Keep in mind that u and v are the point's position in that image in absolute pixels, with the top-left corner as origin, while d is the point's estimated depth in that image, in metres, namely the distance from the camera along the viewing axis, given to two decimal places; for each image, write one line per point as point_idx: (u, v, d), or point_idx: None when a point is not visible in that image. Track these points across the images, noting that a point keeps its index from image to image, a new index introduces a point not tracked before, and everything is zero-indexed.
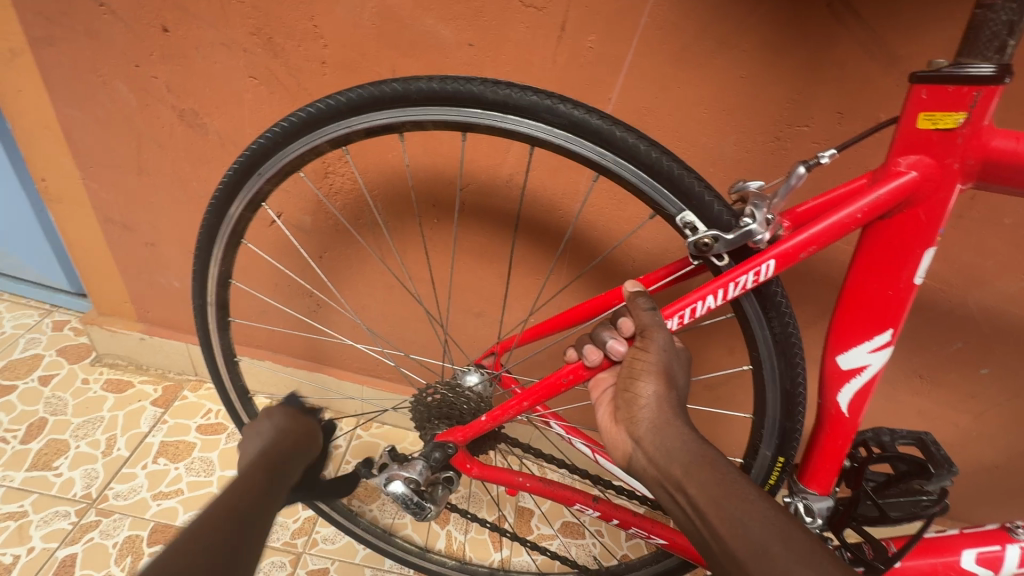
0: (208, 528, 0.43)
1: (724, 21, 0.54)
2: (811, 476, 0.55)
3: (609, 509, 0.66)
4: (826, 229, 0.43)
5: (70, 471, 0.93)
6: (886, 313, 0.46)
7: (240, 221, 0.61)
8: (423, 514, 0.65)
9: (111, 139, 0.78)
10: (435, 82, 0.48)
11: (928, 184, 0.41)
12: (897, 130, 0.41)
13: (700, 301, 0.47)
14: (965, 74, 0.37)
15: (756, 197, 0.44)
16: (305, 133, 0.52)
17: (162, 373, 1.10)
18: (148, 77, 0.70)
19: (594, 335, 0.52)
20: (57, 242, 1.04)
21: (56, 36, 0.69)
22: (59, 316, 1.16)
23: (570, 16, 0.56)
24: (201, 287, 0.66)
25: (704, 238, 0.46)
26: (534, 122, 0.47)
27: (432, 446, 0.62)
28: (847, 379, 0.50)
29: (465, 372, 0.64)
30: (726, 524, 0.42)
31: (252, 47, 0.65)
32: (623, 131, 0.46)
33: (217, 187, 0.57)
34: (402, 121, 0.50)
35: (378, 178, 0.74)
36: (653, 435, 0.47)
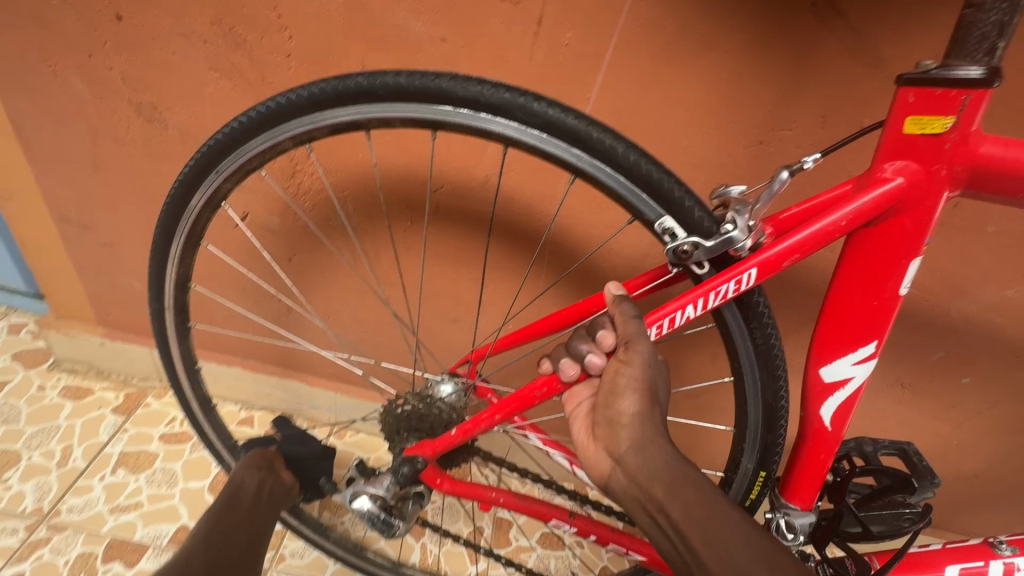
0: None
1: (706, 20, 0.52)
2: (792, 489, 0.53)
3: (587, 524, 0.64)
4: (810, 236, 0.40)
5: (21, 483, 0.88)
6: (870, 324, 0.44)
7: (203, 214, 0.56)
8: (392, 531, 0.62)
9: (64, 133, 0.73)
10: (403, 76, 0.45)
11: (915, 191, 0.39)
12: (884, 134, 0.40)
13: (680, 310, 0.45)
14: (953, 77, 0.35)
15: (738, 203, 0.42)
16: (265, 128, 0.49)
17: (125, 379, 1.05)
18: (102, 68, 0.66)
19: (571, 347, 0.48)
20: (12, 241, 0.99)
21: (2, 22, 0.65)
22: (16, 319, 1.11)
23: (546, 11, 0.54)
24: (158, 291, 0.62)
25: (684, 244, 0.43)
26: (507, 120, 0.44)
27: (401, 460, 0.58)
28: (830, 392, 0.48)
29: (437, 383, 0.60)
30: (714, 551, 0.40)
31: (212, 38, 0.61)
32: (600, 131, 0.43)
33: (174, 183, 0.54)
34: (368, 118, 0.47)
35: (349, 178, 0.71)
36: (635, 453, 0.45)
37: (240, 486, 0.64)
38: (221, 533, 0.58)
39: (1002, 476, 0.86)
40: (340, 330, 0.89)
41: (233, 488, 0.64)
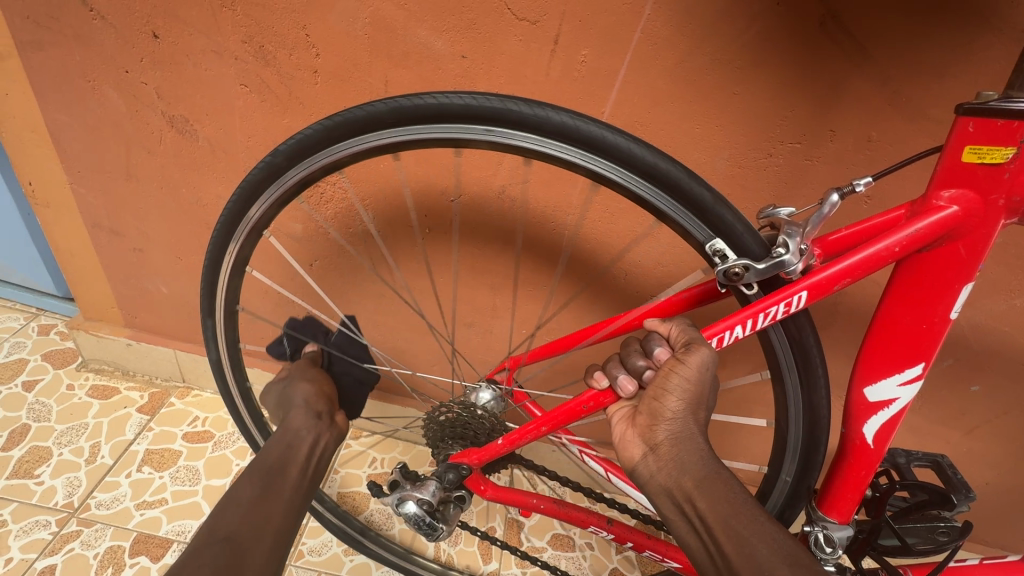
0: (207, 540, 0.49)
1: (717, 38, 0.54)
2: (830, 503, 0.55)
3: (625, 531, 0.65)
4: (862, 261, 0.42)
5: (52, 479, 0.92)
6: (917, 347, 0.46)
7: (256, 224, 0.59)
8: (434, 535, 0.64)
9: (99, 144, 0.77)
10: (516, 103, 0.46)
11: (971, 219, 0.40)
12: (941, 162, 0.41)
13: (729, 330, 0.47)
14: (1014, 109, 0.37)
15: (789, 226, 0.44)
16: (353, 137, 0.50)
17: (149, 379, 1.09)
18: (137, 83, 0.69)
19: (627, 363, 0.50)
20: (44, 246, 1.03)
21: (45, 40, 0.69)
22: (46, 320, 1.15)
23: (564, 30, 0.56)
24: (210, 298, 0.64)
25: (736, 266, 0.45)
26: (589, 154, 0.46)
27: (447, 467, 0.61)
28: (875, 411, 0.49)
29: (476, 390, 0.64)
30: (734, 543, 0.42)
31: (243, 55, 0.64)
32: (661, 159, 0.45)
33: (236, 190, 0.56)
34: (462, 139, 0.48)
35: (371, 188, 0.74)
36: (672, 446, 0.46)
37: (292, 443, 0.62)
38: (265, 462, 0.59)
39: (1013, 484, 0.86)
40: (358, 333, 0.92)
41: (287, 445, 0.61)
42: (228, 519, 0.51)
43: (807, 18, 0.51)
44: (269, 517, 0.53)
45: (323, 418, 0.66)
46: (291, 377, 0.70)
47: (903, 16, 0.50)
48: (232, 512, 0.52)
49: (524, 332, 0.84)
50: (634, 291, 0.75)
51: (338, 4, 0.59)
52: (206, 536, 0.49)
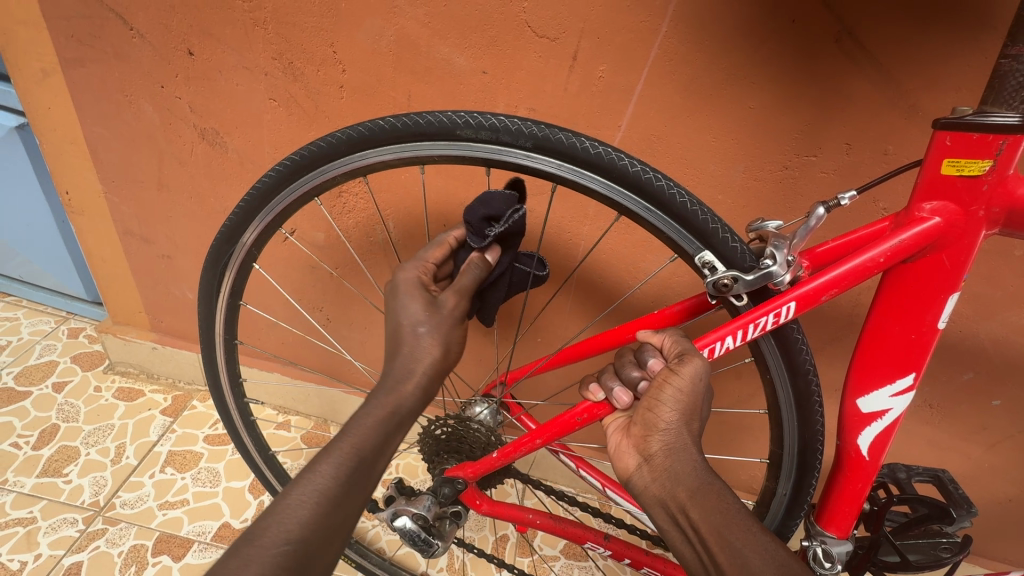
0: (272, 542, 0.41)
1: (733, 53, 0.55)
2: (828, 517, 0.55)
3: (621, 547, 0.67)
4: (849, 272, 0.43)
5: (80, 478, 0.95)
6: (908, 357, 0.46)
7: (252, 248, 0.64)
8: (431, 550, 0.64)
9: (133, 155, 0.80)
10: (501, 118, 0.49)
11: (953, 230, 0.42)
12: (921, 175, 0.42)
13: (720, 341, 0.48)
14: (990, 123, 0.38)
15: (777, 238, 0.45)
16: (351, 151, 0.54)
17: (173, 382, 1.12)
18: (171, 97, 0.73)
19: (622, 374, 0.51)
20: (76, 252, 1.07)
21: (87, 57, 0.72)
22: (75, 324, 1.19)
23: (582, 47, 0.58)
24: (209, 319, 0.69)
25: (724, 278, 0.47)
26: (564, 163, 0.48)
27: (442, 481, 0.62)
28: (869, 422, 0.50)
29: (472, 404, 0.66)
30: (727, 554, 0.42)
31: (273, 71, 0.67)
32: (652, 173, 0.47)
33: (231, 216, 0.61)
34: (455, 153, 0.51)
35: (391, 200, 0.76)
36: (666, 456, 0.47)
37: (391, 429, 0.51)
38: (354, 443, 0.48)
39: None
40: (376, 340, 0.94)
41: (387, 428, 0.51)
42: (299, 518, 0.43)
43: (821, 35, 0.52)
44: (344, 516, 0.46)
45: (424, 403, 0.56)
46: (438, 325, 0.54)
47: (918, 32, 0.51)
48: (305, 510, 0.43)
49: (537, 341, 0.85)
50: (649, 301, 0.75)
51: (365, 22, 0.61)
52: (270, 533, 0.41)
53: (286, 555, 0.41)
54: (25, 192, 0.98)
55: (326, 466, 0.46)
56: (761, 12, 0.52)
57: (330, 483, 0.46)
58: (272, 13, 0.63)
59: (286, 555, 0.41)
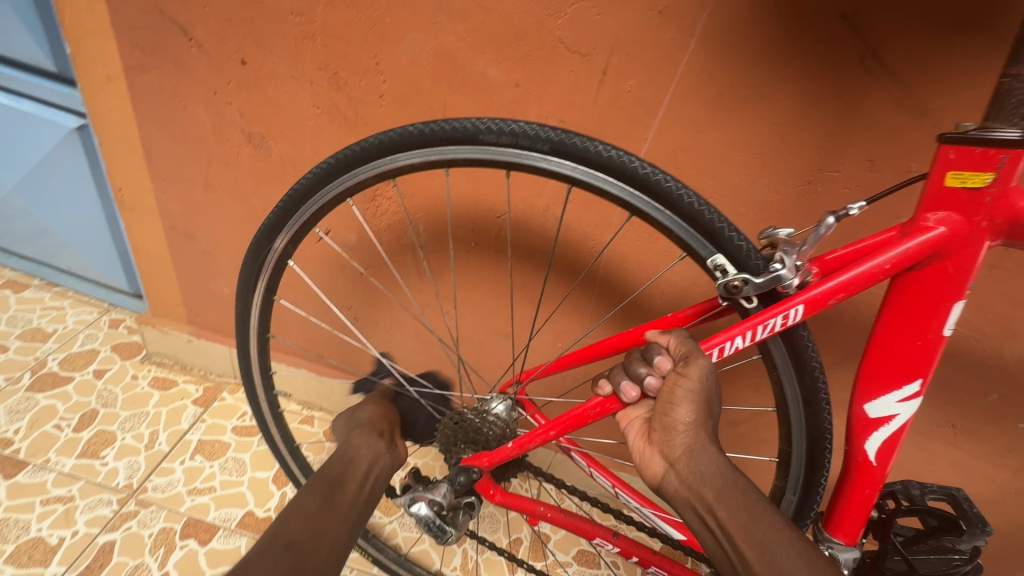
0: (273, 538, 0.54)
1: (758, 70, 0.57)
2: (836, 524, 0.56)
3: (629, 545, 0.67)
4: (855, 277, 0.45)
5: (115, 461, 0.99)
6: (915, 364, 0.48)
7: (281, 255, 0.68)
8: (444, 538, 0.65)
9: (183, 156, 0.85)
10: (530, 125, 0.52)
11: (957, 239, 0.43)
12: (927, 186, 0.44)
13: (729, 341, 0.49)
14: (992, 137, 0.40)
15: (786, 244, 0.47)
16: (387, 152, 0.57)
17: (204, 374, 1.16)
18: (223, 103, 0.78)
19: (629, 370, 0.52)
20: (122, 246, 1.12)
21: (148, 65, 0.78)
22: (116, 315, 1.25)
23: (612, 62, 0.61)
24: (245, 315, 0.73)
25: (735, 280, 0.49)
26: (585, 166, 0.51)
27: (457, 470, 0.64)
28: (875, 428, 0.51)
29: (490, 400, 0.67)
30: (754, 549, 0.44)
31: (319, 80, 0.71)
32: (668, 179, 0.49)
33: (271, 214, 0.65)
34: (484, 157, 0.54)
35: (423, 204, 0.79)
36: (688, 458, 0.48)
37: (353, 459, 0.66)
38: (331, 474, 0.63)
39: None
40: (400, 339, 0.97)
41: (347, 460, 0.66)
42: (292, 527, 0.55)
43: (845, 56, 0.54)
44: (333, 519, 0.59)
45: (385, 443, 0.70)
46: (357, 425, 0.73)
47: (941, 56, 0.52)
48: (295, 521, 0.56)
49: (558, 345, 0.87)
50: (669, 309, 0.77)
51: (406, 37, 0.65)
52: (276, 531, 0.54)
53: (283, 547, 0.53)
54: (80, 188, 1.04)
55: (309, 492, 0.60)
56: (786, 33, 0.55)
57: (314, 501, 0.59)
58: (322, 27, 0.67)
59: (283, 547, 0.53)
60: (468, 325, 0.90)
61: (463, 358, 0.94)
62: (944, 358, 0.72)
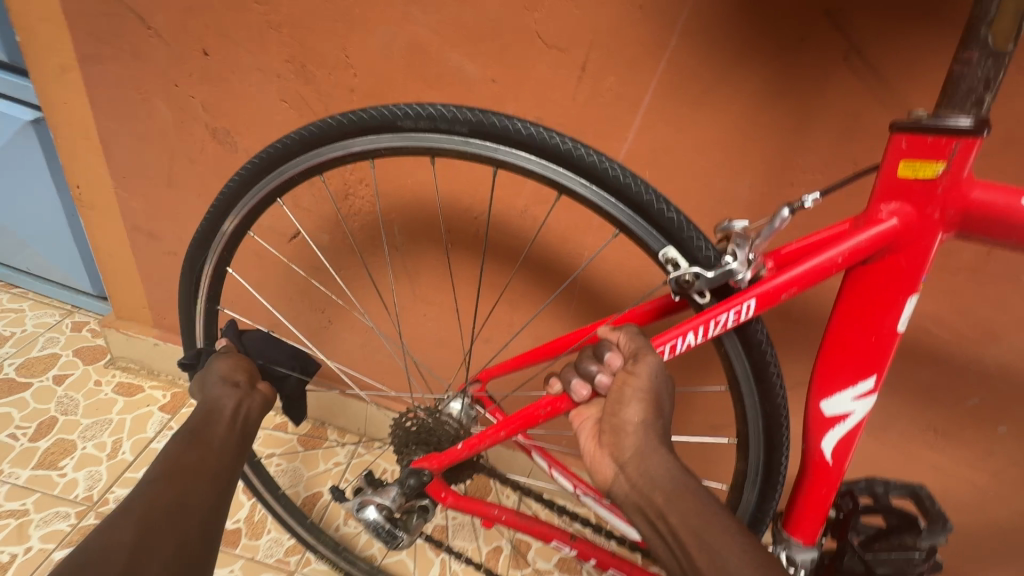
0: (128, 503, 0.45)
1: (740, 67, 0.55)
2: (794, 525, 0.55)
3: (587, 548, 0.65)
4: (808, 271, 0.43)
5: (74, 471, 0.94)
6: (870, 360, 0.46)
7: (231, 238, 0.63)
8: (395, 542, 0.64)
9: (144, 152, 0.81)
10: (446, 107, 0.49)
11: (910, 232, 0.42)
12: (879, 177, 0.42)
13: (681, 337, 0.48)
14: (944, 126, 0.38)
15: (739, 236, 0.44)
16: (325, 141, 0.53)
17: (172, 379, 1.11)
18: (185, 96, 0.74)
19: (580, 368, 0.50)
20: (83, 245, 1.07)
21: (105, 55, 0.74)
22: (79, 318, 1.19)
23: (591, 58, 0.58)
24: (190, 324, 0.69)
25: (686, 274, 0.46)
26: (527, 154, 0.49)
27: (408, 472, 0.61)
28: (831, 426, 0.50)
29: (447, 400, 0.63)
30: (704, 555, 0.41)
31: (286, 73, 0.68)
32: (617, 168, 0.47)
33: (210, 206, 0.60)
34: (416, 145, 0.51)
35: (399, 203, 0.75)
36: (638, 461, 0.46)
37: (214, 408, 0.55)
38: (187, 428, 0.53)
39: None
40: (375, 344, 0.93)
41: (207, 410, 0.55)
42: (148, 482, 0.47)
43: (828, 53, 0.53)
44: (198, 468, 0.50)
45: (246, 386, 0.58)
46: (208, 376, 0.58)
47: (924, 53, 0.51)
48: (149, 477, 0.47)
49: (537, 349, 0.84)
50: None
51: (377, 28, 0.62)
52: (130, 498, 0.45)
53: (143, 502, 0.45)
54: (37, 184, 0.99)
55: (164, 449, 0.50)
56: (768, 29, 0.53)
57: (172, 454, 0.50)
58: (288, 17, 0.64)
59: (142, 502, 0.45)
60: (445, 330, 0.87)
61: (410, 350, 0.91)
62: (926, 361, 0.72)
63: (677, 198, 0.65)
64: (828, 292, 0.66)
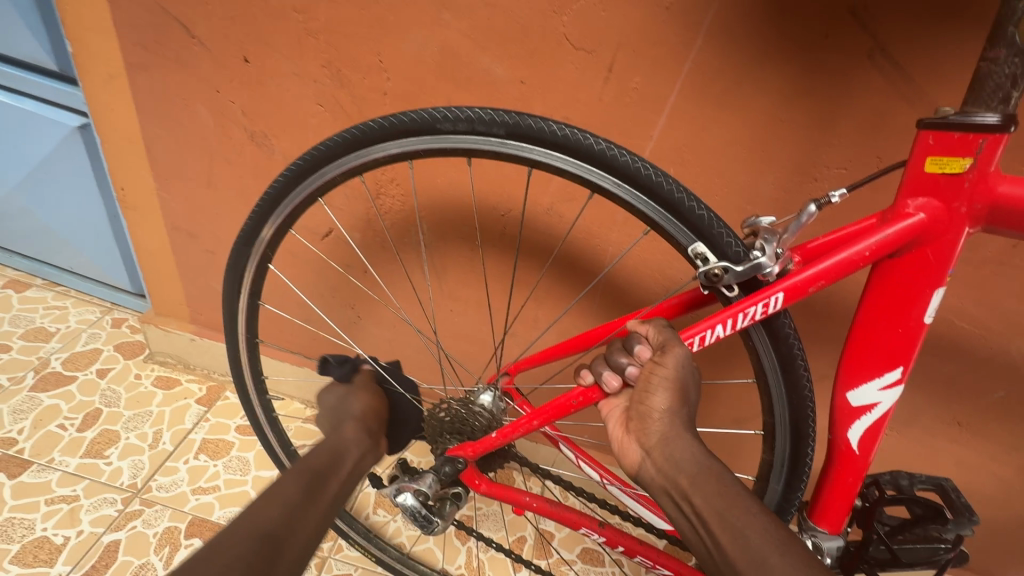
0: (244, 532, 0.47)
1: (764, 66, 0.57)
2: (820, 513, 0.56)
3: (616, 535, 0.66)
4: (835, 264, 0.45)
5: (119, 460, 0.99)
6: (897, 351, 0.47)
7: (270, 241, 0.66)
8: (430, 528, 0.65)
9: (186, 155, 0.85)
10: (485, 111, 0.52)
11: (936, 226, 0.43)
12: (906, 172, 0.44)
13: (710, 329, 0.49)
14: (971, 122, 0.40)
15: (767, 232, 0.46)
16: (364, 145, 0.56)
17: (208, 373, 1.16)
18: (226, 101, 0.77)
19: (611, 360, 0.52)
20: (124, 245, 1.12)
21: (150, 63, 0.78)
22: (118, 314, 1.24)
23: (617, 59, 0.60)
24: (233, 318, 0.72)
25: (715, 268, 0.48)
26: (561, 154, 0.51)
27: (443, 460, 0.64)
28: (858, 416, 0.51)
29: (478, 391, 0.66)
30: (727, 534, 0.43)
31: (322, 78, 0.71)
32: (647, 167, 0.49)
33: (253, 211, 0.64)
34: (452, 148, 0.54)
35: (429, 202, 0.78)
36: (663, 446, 0.48)
37: (339, 451, 0.61)
38: (311, 465, 0.58)
39: None
40: (402, 339, 0.96)
41: (332, 452, 0.60)
42: (268, 516, 0.50)
43: (852, 50, 0.54)
44: (306, 517, 0.53)
45: (371, 438, 0.65)
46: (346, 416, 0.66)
47: (949, 50, 0.52)
48: (272, 508, 0.51)
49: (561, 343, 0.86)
50: None
51: (410, 35, 0.65)
52: (243, 526, 0.48)
53: (260, 538, 0.48)
54: (81, 187, 1.04)
55: (288, 479, 0.55)
56: (792, 29, 0.54)
57: (294, 491, 0.54)
58: (325, 24, 0.67)
59: (260, 538, 0.48)
60: (472, 325, 0.89)
61: (442, 348, 0.93)
62: (950, 354, 0.72)
63: (702, 194, 0.66)
64: (853, 287, 0.68)
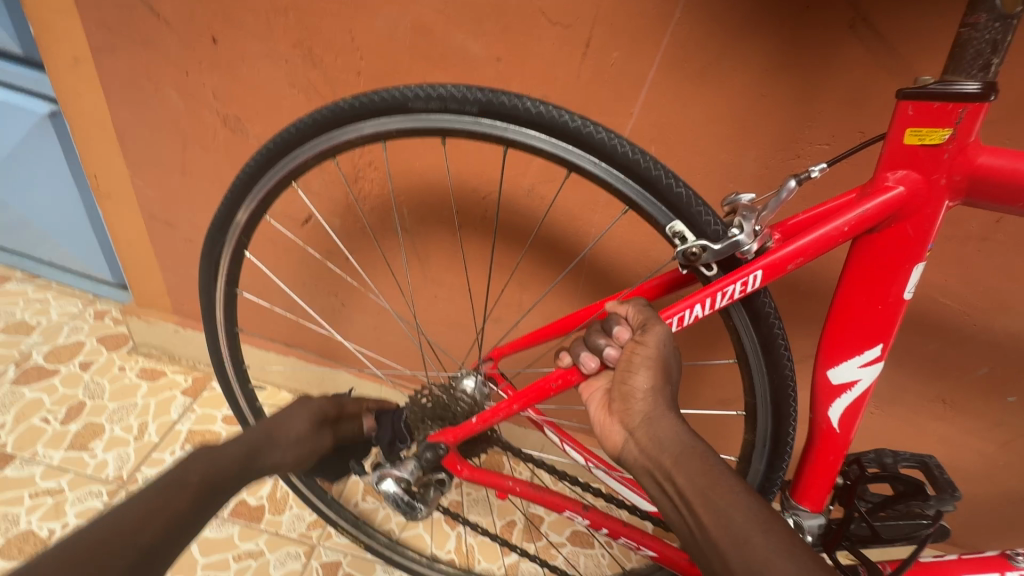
0: None
1: (745, 39, 0.55)
2: (802, 492, 0.56)
3: (600, 517, 0.66)
4: (814, 241, 0.44)
5: (104, 452, 0.98)
6: (877, 328, 0.47)
7: (245, 226, 0.65)
8: (414, 513, 0.66)
9: (158, 140, 0.83)
10: (457, 88, 0.50)
11: (916, 199, 0.42)
12: (885, 145, 0.43)
13: (689, 309, 0.49)
14: (950, 91, 0.38)
15: (745, 209, 0.45)
16: (337, 126, 0.54)
17: (193, 363, 1.14)
18: (196, 84, 0.75)
19: (589, 341, 0.52)
20: (102, 235, 1.10)
21: (116, 45, 0.75)
22: (100, 306, 1.23)
23: (595, 34, 0.58)
24: (210, 306, 0.71)
25: (693, 248, 0.47)
26: (536, 131, 0.49)
27: (424, 446, 0.63)
28: (838, 394, 0.51)
29: (461, 376, 0.64)
30: (710, 513, 0.42)
31: (294, 58, 0.69)
32: (624, 144, 0.48)
33: (224, 196, 0.62)
34: (428, 126, 0.52)
35: (408, 184, 0.76)
36: (647, 428, 0.47)
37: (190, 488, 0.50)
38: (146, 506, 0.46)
39: None
40: (387, 326, 0.95)
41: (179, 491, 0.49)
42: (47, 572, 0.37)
43: (834, 21, 0.52)
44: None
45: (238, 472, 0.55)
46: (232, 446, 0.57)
47: (933, 19, 0.50)
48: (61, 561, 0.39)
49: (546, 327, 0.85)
50: None
51: (382, 11, 0.63)
52: None
53: None
54: (55, 176, 1.02)
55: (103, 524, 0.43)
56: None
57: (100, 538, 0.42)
58: (294, 2, 0.65)
59: None
60: (457, 310, 0.88)
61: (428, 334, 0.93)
62: (935, 332, 0.72)
63: (685, 173, 0.65)
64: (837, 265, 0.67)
